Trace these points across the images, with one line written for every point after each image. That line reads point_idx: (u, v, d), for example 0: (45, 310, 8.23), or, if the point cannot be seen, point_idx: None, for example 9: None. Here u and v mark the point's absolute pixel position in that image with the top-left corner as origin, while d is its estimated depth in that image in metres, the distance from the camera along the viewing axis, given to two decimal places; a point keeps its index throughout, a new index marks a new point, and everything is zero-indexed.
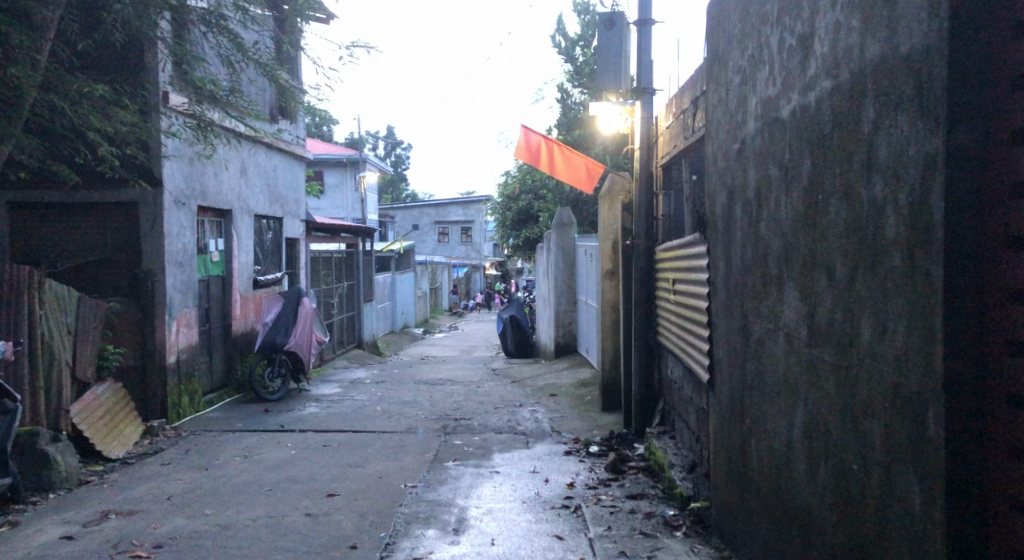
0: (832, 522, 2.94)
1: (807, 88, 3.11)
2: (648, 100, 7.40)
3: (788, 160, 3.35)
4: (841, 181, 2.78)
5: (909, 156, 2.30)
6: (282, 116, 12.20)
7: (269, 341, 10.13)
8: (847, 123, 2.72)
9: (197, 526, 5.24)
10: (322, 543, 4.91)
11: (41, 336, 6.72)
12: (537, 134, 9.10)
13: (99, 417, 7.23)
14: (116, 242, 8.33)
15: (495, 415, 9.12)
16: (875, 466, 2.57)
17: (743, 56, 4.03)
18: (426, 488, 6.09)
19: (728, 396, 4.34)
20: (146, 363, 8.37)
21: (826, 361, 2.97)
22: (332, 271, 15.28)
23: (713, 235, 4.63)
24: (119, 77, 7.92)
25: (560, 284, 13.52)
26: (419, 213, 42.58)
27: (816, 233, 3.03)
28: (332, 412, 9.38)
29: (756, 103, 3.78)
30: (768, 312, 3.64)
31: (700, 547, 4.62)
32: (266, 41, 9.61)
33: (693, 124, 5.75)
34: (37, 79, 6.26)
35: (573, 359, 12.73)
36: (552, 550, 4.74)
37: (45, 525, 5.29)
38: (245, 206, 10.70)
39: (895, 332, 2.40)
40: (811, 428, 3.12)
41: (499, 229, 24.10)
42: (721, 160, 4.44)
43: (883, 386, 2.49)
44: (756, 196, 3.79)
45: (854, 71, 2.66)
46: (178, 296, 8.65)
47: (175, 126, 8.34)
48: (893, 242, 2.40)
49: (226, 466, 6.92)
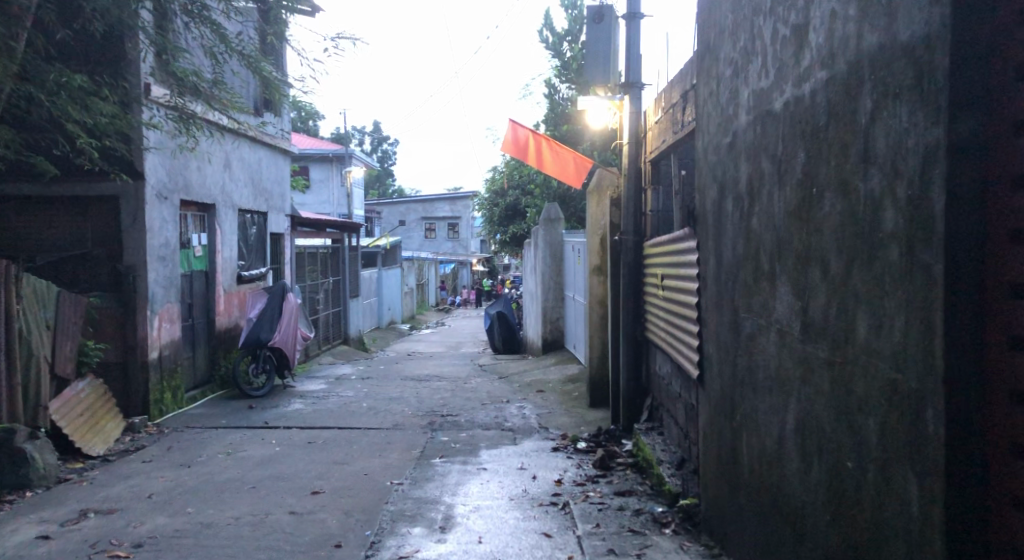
0: (825, 520, 2.89)
1: (801, 79, 3.06)
2: (637, 94, 7.34)
3: (781, 153, 3.30)
4: (838, 174, 2.72)
5: (908, 147, 2.25)
6: (268, 109, 12.07)
7: (253, 337, 10.01)
8: (843, 114, 2.67)
9: (178, 525, 5.15)
10: (307, 542, 4.84)
11: (19, 331, 6.60)
12: (525, 128, 9.04)
13: (78, 414, 7.13)
14: (96, 236, 8.19)
15: (481, 410, 9.05)
16: (870, 465, 2.52)
17: (734, 48, 3.97)
18: (412, 486, 6.02)
19: (719, 392, 4.29)
20: (128, 358, 8.26)
21: (820, 357, 2.92)
22: (318, 267, 15.18)
23: (704, 230, 4.58)
24: (99, 67, 7.78)
25: (548, 280, 13.46)
26: (406, 208, 42.55)
27: (811, 227, 2.97)
28: (317, 408, 9.30)
29: (748, 95, 3.72)
30: (760, 307, 3.59)
31: (690, 545, 4.58)
32: (249, 32, 9.51)
33: (682, 118, 5.70)
34: (14, 69, 6.16)
35: (561, 355, 12.69)
36: (539, 549, 4.68)
37: (22, 524, 5.18)
38: (229, 200, 10.56)
39: (893, 326, 2.35)
40: (804, 426, 3.08)
41: (486, 224, 24.04)
42: (712, 153, 4.39)
43: (881, 382, 2.44)
44: (747, 190, 3.74)
45: (851, 61, 2.60)
46: (161, 291, 8.53)
47: (156, 117, 8.22)
48: (891, 235, 2.35)
49: (209, 464, 6.82)
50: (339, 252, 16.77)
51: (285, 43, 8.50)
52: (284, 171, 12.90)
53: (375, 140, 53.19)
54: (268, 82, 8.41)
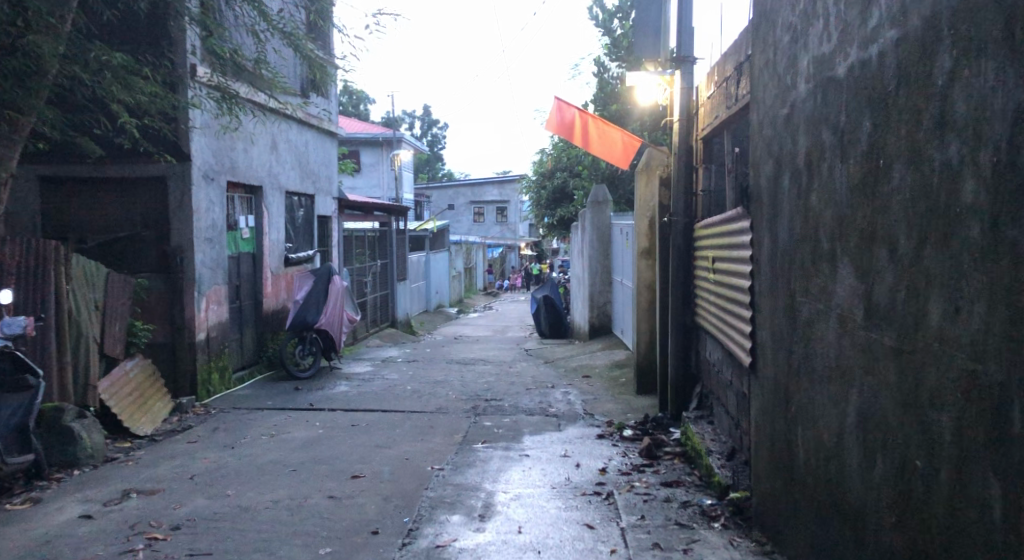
0: (890, 523, 2.66)
1: (868, 41, 2.80)
2: (689, 69, 7.05)
3: (843, 124, 3.04)
4: (908, 143, 2.47)
5: (994, 110, 1.99)
6: (315, 92, 12.01)
7: (300, 319, 9.99)
8: (917, 77, 2.40)
9: (218, 508, 5.10)
10: (344, 527, 4.74)
11: (68, 311, 6.64)
12: (572, 108, 8.78)
13: (127, 393, 7.17)
14: (145, 217, 8.24)
15: (526, 395, 8.90)
16: (943, 465, 2.29)
17: (794, 12, 3.69)
18: (453, 471, 5.91)
19: (773, 380, 4.05)
20: (175, 339, 8.31)
21: (885, 344, 2.68)
22: (365, 250, 15.18)
23: (758, 210, 4.32)
24: (141, 46, 7.81)
25: (595, 264, 13.22)
26: (455, 193, 42.61)
27: (876, 204, 2.73)
28: (362, 390, 9.26)
29: (808, 61, 3.46)
30: (818, 291, 3.35)
31: (740, 540, 4.36)
32: (292, 11, 9.44)
33: (736, 92, 5.41)
34: (59, 49, 6.15)
35: (608, 340, 12.47)
36: (581, 540, 4.49)
37: (66, 503, 5.20)
38: (276, 182, 10.57)
39: (972, 312, 2.11)
40: (867, 419, 2.84)
41: (534, 208, 23.84)
42: (768, 127, 4.11)
43: (956, 373, 2.19)
44: (806, 164, 3.48)
45: (927, 16, 2.33)
46: (207, 273, 8.53)
47: (201, 97, 8.15)
48: (971, 209, 2.10)
49: (252, 445, 6.80)
50: (386, 236, 16.70)
51: (329, 23, 8.42)
52: (331, 154, 12.89)
53: (424, 124, 53.12)
54: (311, 61, 8.36)
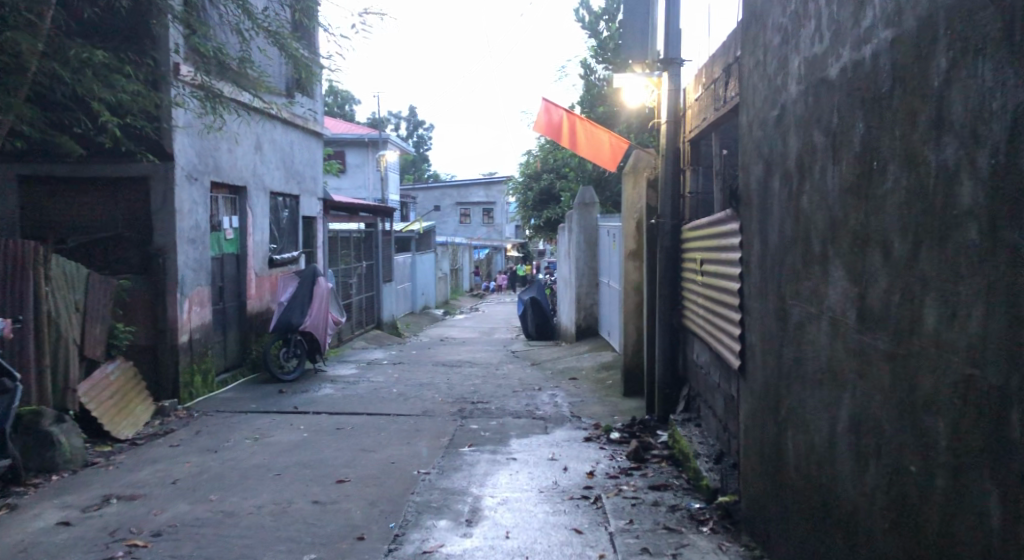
0: (883, 528, 2.62)
1: (861, 42, 2.77)
2: (677, 71, 7.03)
3: (836, 125, 3.01)
4: (903, 146, 2.44)
5: (993, 111, 1.95)
6: (300, 91, 11.92)
7: (284, 321, 9.90)
8: (912, 79, 2.37)
9: (200, 513, 5.02)
10: (329, 533, 4.67)
11: (47, 313, 6.51)
12: (560, 110, 8.72)
13: (107, 397, 7.07)
14: (127, 218, 8.12)
15: (513, 398, 8.85)
16: (939, 470, 2.25)
17: (784, 13, 3.66)
18: (439, 475, 5.86)
19: (763, 384, 4.02)
20: (157, 341, 8.20)
21: (878, 348, 2.65)
22: (350, 251, 15.09)
23: (748, 212, 4.29)
24: (122, 43, 7.71)
25: (582, 265, 13.18)
26: (441, 194, 42.54)
27: (870, 206, 2.70)
28: (347, 393, 9.18)
29: (799, 63, 3.43)
30: (809, 293, 3.32)
31: (729, 545, 4.32)
32: (276, 9, 9.36)
33: (725, 93, 5.39)
34: (39, 45, 6.03)
35: (595, 341, 12.45)
36: (569, 545, 4.45)
37: (44, 509, 5.10)
38: (260, 182, 10.46)
39: (969, 316, 2.08)
40: (860, 423, 2.80)
41: (520, 209, 23.81)
42: (757, 128, 4.09)
43: (953, 378, 2.16)
44: (797, 166, 3.46)
45: (922, 16, 2.30)
46: (191, 274, 8.43)
47: (184, 96, 8.06)
48: (968, 212, 2.07)
49: (235, 449, 6.71)
50: (372, 237, 16.60)
51: (315, 22, 8.36)
52: (316, 154, 12.79)
53: (411, 125, 53.03)
54: (295, 61, 8.28)
